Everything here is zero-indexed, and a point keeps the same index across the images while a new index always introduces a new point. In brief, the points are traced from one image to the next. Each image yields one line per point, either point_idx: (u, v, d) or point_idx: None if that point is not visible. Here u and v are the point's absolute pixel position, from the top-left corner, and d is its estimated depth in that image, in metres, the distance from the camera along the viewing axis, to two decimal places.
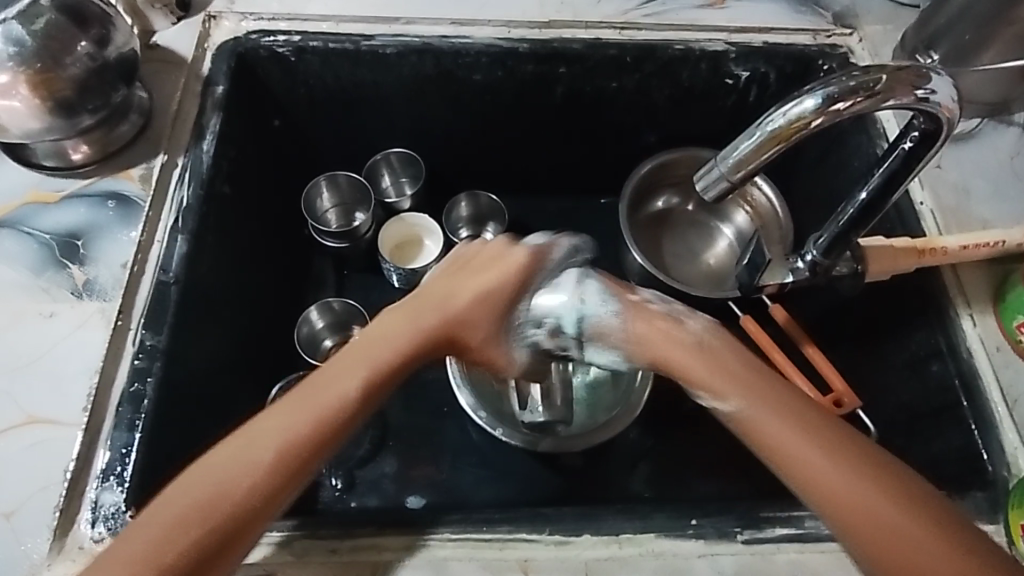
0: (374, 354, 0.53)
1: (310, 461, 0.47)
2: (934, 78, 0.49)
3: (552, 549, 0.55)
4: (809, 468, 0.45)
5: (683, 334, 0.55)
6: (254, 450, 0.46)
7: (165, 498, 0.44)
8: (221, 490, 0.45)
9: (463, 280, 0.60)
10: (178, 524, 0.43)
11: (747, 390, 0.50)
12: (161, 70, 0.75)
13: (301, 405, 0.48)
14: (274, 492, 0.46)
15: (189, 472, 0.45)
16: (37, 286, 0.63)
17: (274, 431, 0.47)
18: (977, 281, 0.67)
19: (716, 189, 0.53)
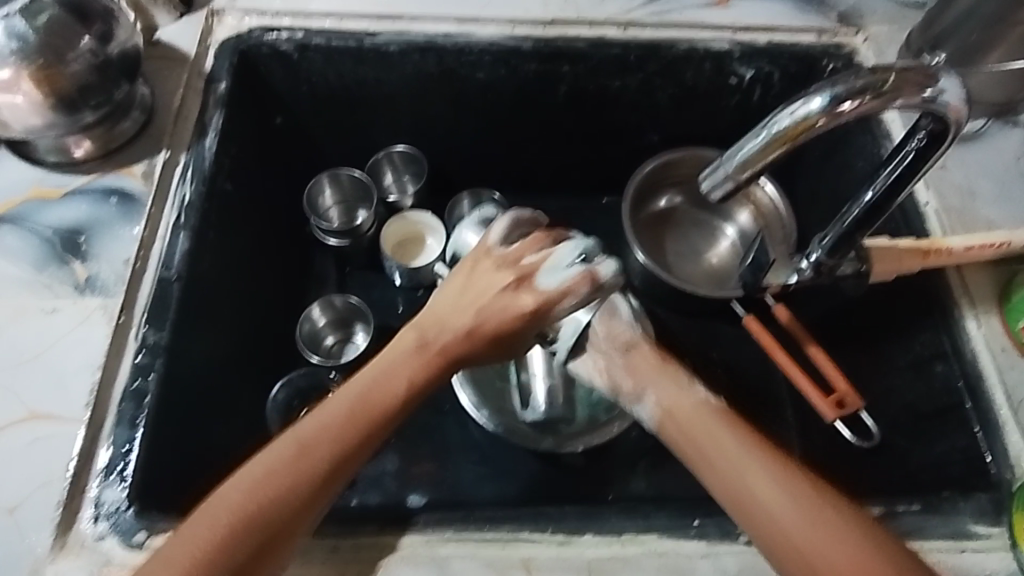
0: (397, 377, 0.56)
1: (341, 471, 0.52)
2: (941, 79, 0.49)
3: (555, 548, 0.55)
4: (754, 496, 0.50)
5: (643, 349, 0.59)
6: (286, 462, 0.51)
7: (213, 501, 0.49)
8: (257, 498, 0.49)
9: (474, 313, 0.58)
10: (225, 528, 0.48)
11: (708, 417, 0.54)
12: (164, 66, 0.75)
13: (332, 419, 0.53)
14: (312, 498, 0.50)
15: (233, 479, 0.50)
16: (38, 282, 0.63)
17: (310, 442, 0.52)
18: (982, 282, 0.67)
19: (722, 189, 0.52)
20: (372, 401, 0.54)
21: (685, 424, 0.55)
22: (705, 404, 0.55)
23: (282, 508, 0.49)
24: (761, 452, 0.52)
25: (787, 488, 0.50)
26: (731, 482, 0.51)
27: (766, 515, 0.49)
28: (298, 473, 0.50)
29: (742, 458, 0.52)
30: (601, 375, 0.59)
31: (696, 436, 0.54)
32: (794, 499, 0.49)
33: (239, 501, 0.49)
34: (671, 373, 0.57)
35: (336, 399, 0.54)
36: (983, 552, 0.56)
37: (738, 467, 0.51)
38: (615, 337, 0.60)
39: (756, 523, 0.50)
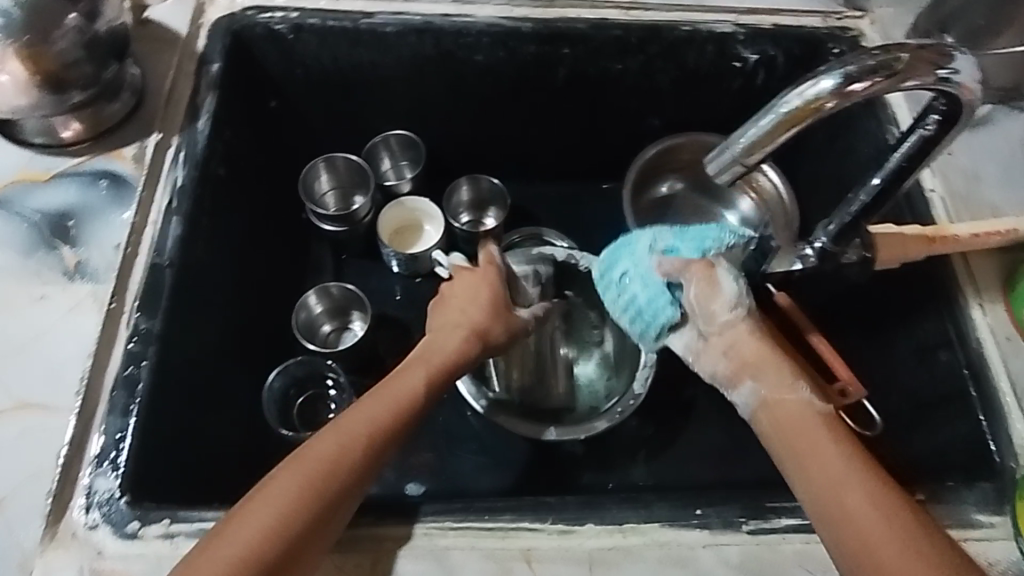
0: (419, 369, 0.57)
1: (387, 451, 0.52)
2: (956, 58, 0.47)
3: (555, 538, 0.54)
4: (840, 499, 0.46)
5: (746, 335, 0.55)
6: (338, 445, 0.50)
7: (257, 496, 0.48)
8: (311, 481, 0.48)
9: (461, 299, 0.64)
10: (272, 512, 0.47)
11: (813, 420, 0.51)
12: (154, 46, 0.73)
13: (367, 411, 0.53)
14: (354, 483, 0.50)
15: (277, 473, 0.49)
16: (27, 267, 0.61)
17: (346, 429, 0.51)
18: (988, 270, 0.66)
19: (729, 172, 0.51)
20: (400, 390, 0.55)
21: (784, 420, 0.51)
22: (814, 407, 0.52)
23: (335, 488, 0.49)
24: (863, 466, 0.48)
25: (881, 506, 0.46)
26: (826, 487, 0.47)
27: (850, 522, 0.46)
28: (349, 453, 0.50)
29: (842, 468, 0.48)
30: (705, 359, 0.57)
31: (793, 436, 0.50)
32: (884, 518, 0.45)
33: (286, 491, 0.48)
34: (778, 367, 0.54)
35: (368, 396, 0.54)
36: (987, 542, 0.55)
37: (835, 474, 0.47)
38: (711, 314, 0.56)
39: (836, 525, 0.46)
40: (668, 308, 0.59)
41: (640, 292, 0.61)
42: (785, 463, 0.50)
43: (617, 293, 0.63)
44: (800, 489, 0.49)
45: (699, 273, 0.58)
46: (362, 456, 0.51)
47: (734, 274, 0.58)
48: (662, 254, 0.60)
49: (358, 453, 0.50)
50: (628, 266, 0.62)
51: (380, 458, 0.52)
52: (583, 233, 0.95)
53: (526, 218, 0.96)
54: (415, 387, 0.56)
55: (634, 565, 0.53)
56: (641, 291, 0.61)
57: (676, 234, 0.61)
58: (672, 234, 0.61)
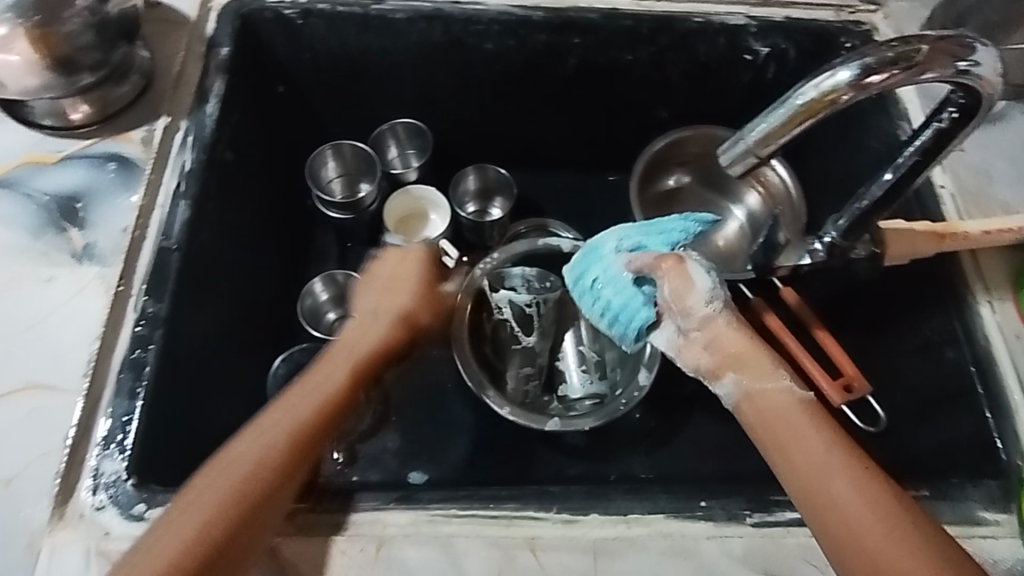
0: (342, 363, 0.59)
1: (318, 439, 0.53)
2: (977, 49, 0.47)
3: (559, 527, 0.54)
4: (827, 488, 0.46)
5: (725, 328, 0.55)
6: (267, 437, 0.51)
7: (184, 500, 0.48)
8: (247, 475, 0.49)
9: (389, 290, 0.66)
10: (207, 510, 0.47)
11: (796, 408, 0.50)
12: (162, 29, 0.73)
13: (290, 409, 0.54)
14: (285, 474, 0.51)
15: (203, 475, 0.49)
16: (35, 249, 0.61)
17: (268, 428, 0.52)
18: (996, 267, 0.66)
19: (742, 164, 0.51)
20: (326, 382, 0.57)
21: (768, 412, 0.51)
22: (794, 396, 0.51)
23: (271, 480, 0.50)
24: (846, 452, 0.48)
25: (865, 492, 0.45)
26: (808, 475, 0.47)
27: (835, 510, 0.45)
28: (280, 446, 0.51)
29: (825, 455, 0.47)
30: (686, 353, 0.56)
31: (777, 426, 0.50)
32: (869, 503, 0.45)
33: (215, 491, 0.48)
34: (759, 358, 0.53)
35: (291, 396, 0.55)
36: (991, 539, 0.56)
37: (817, 462, 0.47)
38: (687, 310, 0.55)
39: (823, 515, 0.46)
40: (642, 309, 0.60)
41: (612, 296, 0.61)
42: (769, 454, 0.50)
43: (591, 301, 0.64)
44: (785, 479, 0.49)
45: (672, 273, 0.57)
46: (292, 449, 0.51)
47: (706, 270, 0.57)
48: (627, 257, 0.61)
49: (286, 446, 0.51)
50: (598, 273, 0.63)
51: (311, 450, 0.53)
52: (589, 225, 0.94)
53: (532, 208, 0.95)
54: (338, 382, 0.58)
55: (637, 555, 0.53)
56: (613, 295, 0.61)
57: (639, 237, 0.63)
58: (635, 238, 0.63)
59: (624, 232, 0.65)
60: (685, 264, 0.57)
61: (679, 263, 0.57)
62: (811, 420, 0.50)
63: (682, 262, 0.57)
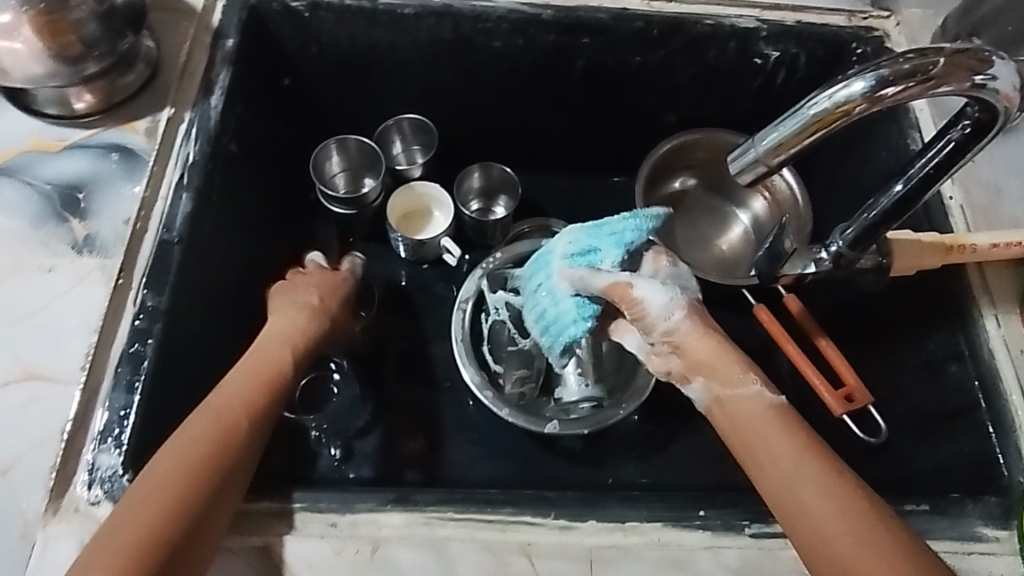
0: (273, 345, 0.62)
1: (262, 425, 0.55)
2: (995, 63, 0.46)
3: (555, 533, 0.54)
4: (799, 496, 0.47)
5: (688, 335, 0.55)
6: (211, 422, 0.52)
7: (139, 484, 0.48)
8: (198, 460, 0.50)
9: (313, 287, 0.70)
10: (164, 493, 0.47)
11: (766, 414, 0.51)
12: (169, 18, 0.72)
13: (233, 389, 0.55)
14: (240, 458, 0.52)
15: (157, 460, 0.49)
16: (36, 238, 0.61)
17: (212, 411, 0.53)
18: (1004, 281, 0.65)
19: (751, 173, 0.50)
20: (264, 368, 0.59)
21: (739, 417, 0.51)
22: (764, 400, 0.51)
23: (222, 464, 0.50)
24: (817, 458, 0.48)
25: (835, 499, 0.46)
26: (780, 483, 0.48)
27: (807, 517, 0.46)
28: (227, 431, 0.52)
29: (795, 462, 0.48)
30: (656, 362, 0.57)
31: (748, 433, 0.51)
32: (840, 510, 0.46)
33: (172, 473, 0.48)
34: (727, 362, 0.53)
35: (232, 377, 0.57)
36: (989, 557, 0.55)
37: (786, 470, 0.48)
38: (648, 327, 0.56)
39: (795, 522, 0.47)
40: (575, 321, 0.66)
41: (549, 305, 0.68)
42: (743, 460, 0.51)
43: (533, 303, 0.70)
44: (759, 485, 0.50)
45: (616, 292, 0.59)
46: (238, 432, 0.53)
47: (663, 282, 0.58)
48: (568, 267, 0.65)
49: (232, 430, 0.53)
50: (542, 280, 0.68)
51: (262, 429, 0.55)
52: None
53: (536, 208, 0.95)
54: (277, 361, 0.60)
55: (633, 564, 0.53)
56: (550, 305, 0.68)
57: (584, 243, 0.65)
58: (580, 244, 0.65)
59: (573, 235, 0.66)
60: (632, 286, 0.58)
61: (624, 286, 0.58)
62: (780, 426, 0.50)
63: (628, 286, 0.58)
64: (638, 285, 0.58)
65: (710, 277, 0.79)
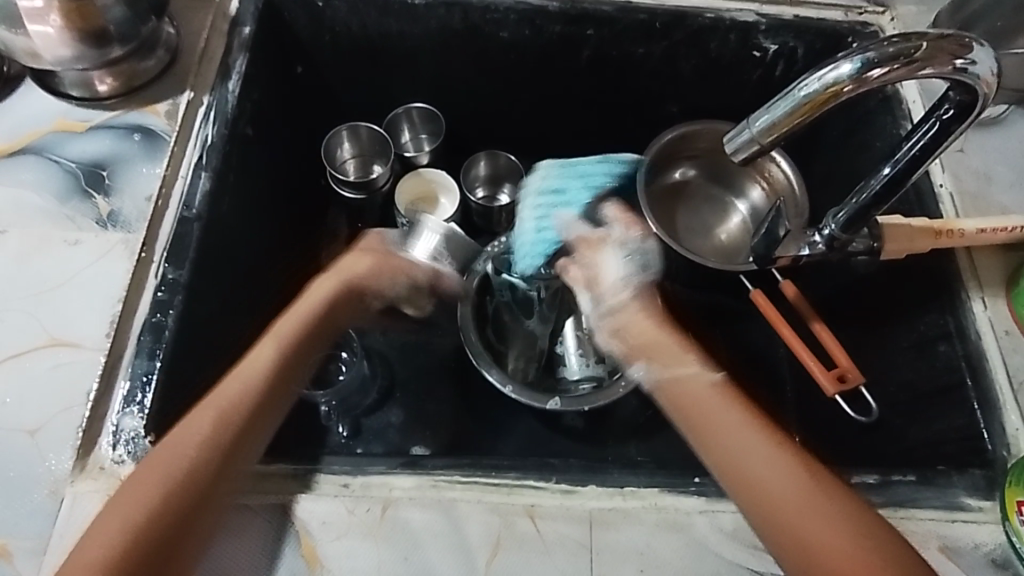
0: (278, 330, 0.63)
1: (256, 416, 0.56)
2: (975, 49, 0.49)
3: (558, 497, 0.56)
4: (752, 470, 0.51)
5: (642, 313, 0.60)
6: (199, 420, 0.53)
7: (129, 482, 0.50)
8: (187, 456, 0.51)
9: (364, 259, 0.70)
10: (146, 492, 0.49)
11: (712, 393, 0.56)
12: (189, 6, 0.75)
13: (242, 375, 0.57)
14: (233, 452, 0.53)
15: (155, 451, 0.52)
16: (62, 213, 0.63)
17: (209, 405, 0.54)
18: (992, 265, 0.68)
19: (745, 151, 0.52)
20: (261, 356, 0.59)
21: (686, 397, 0.56)
22: (706, 379, 0.56)
23: (211, 460, 0.52)
24: (765, 433, 0.53)
25: (784, 470, 0.51)
26: (731, 458, 0.52)
27: (760, 490, 0.51)
28: (225, 426, 0.54)
29: (743, 437, 0.53)
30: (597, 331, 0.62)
31: (698, 413, 0.55)
32: (789, 480, 0.50)
33: (165, 463, 0.51)
34: (673, 347, 0.58)
35: (254, 355, 0.60)
36: (974, 525, 0.58)
37: (737, 445, 0.52)
38: (599, 295, 0.62)
39: (750, 495, 0.51)
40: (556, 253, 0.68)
41: (529, 249, 0.69)
42: (692, 437, 0.55)
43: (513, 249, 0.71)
44: (710, 462, 0.54)
45: (583, 244, 0.64)
46: (230, 425, 0.54)
47: (627, 254, 0.63)
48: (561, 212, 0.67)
49: (228, 423, 0.54)
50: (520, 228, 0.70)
51: (264, 416, 0.56)
52: None
53: None
54: (269, 356, 0.60)
55: (632, 526, 0.56)
56: (531, 249, 0.69)
57: (557, 182, 0.68)
58: (553, 182, 0.68)
59: (546, 176, 0.69)
60: (599, 246, 0.63)
61: (588, 241, 0.64)
62: (726, 404, 0.55)
63: (595, 246, 0.63)
64: (607, 251, 0.63)
65: (710, 263, 0.82)
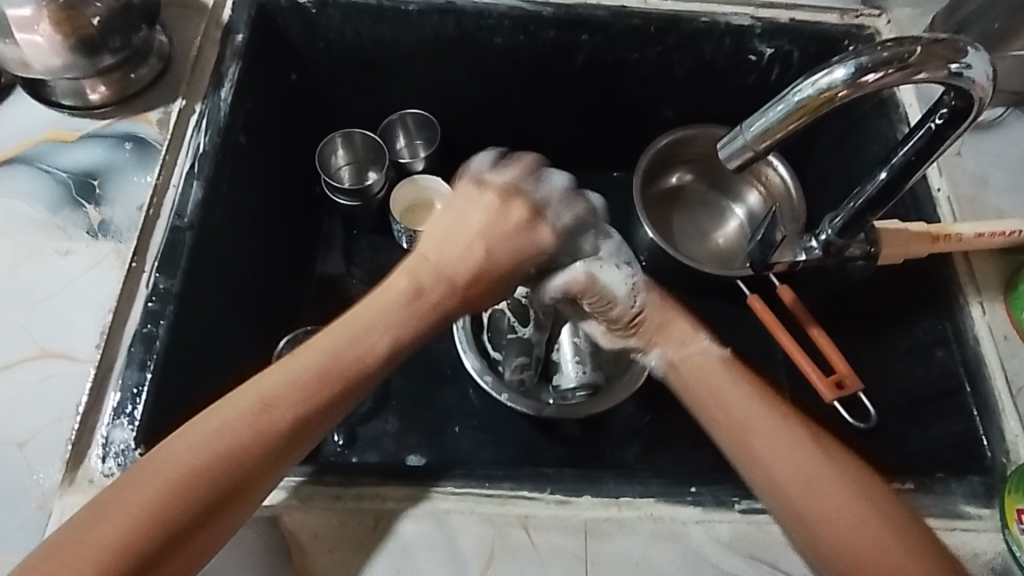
0: (362, 325, 0.54)
1: (313, 426, 0.50)
2: (969, 53, 0.49)
3: (552, 507, 0.56)
4: (817, 501, 0.49)
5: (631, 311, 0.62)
6: (262, 415, 0.48)
7: (158, 459, 0.46)
8: (228, 450, 0.47)
9: (489, 240, 0.59)
10: (174, 483, 0.45)
11: (772, 423, 0.52)
12: (181, 15, 0.75)
13: (308, 372, 0.50)
14: (271, 462, 0.48)
15: (205, 428, 0.47)
16: (53, 223, 0.63)
17: (270, 401, 0.49)
18: (989, 269, 0.67)
19: (739, 159, 0.53)
20: (340, 352, 0.52)
21: (740, 419, 0.53)
22: (770, 413, 0.53)
23: (251, 467, 0.47)
24: (828, 462, 0.50)
25: (852, 502, 0.48)
26: (795, 485, 0.50)
27: (826, 523, 0.48)
28: (268, 430, 0.48)
29: (802, 464, 0.50)
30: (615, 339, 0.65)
31: (759, 440, 0.52)
32: (858, 515, 0.48)
33: (213, 453, 0.46)
34: (675, 324, 0.60)
35: (331, 337, 0.53)
36: (974, 534, 0.57)
37: (801, 473, 0.50)
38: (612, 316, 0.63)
39: (810, 524, 0.49)
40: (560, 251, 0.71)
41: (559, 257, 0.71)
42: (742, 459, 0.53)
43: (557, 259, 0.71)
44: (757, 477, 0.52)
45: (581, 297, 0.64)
46: (288, 432, 0.49)
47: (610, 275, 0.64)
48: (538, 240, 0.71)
49: (284, 430, 0.49)
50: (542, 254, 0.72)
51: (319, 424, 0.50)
52: None
53: None
54: (359, 351, 0.53)
55: (628, 537, 0.55)
56: None
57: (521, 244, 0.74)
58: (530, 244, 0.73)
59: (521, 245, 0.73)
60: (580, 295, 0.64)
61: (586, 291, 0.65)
62: (787, 434, 0.52)
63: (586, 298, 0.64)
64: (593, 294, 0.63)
65: (707, 269, 0.82)
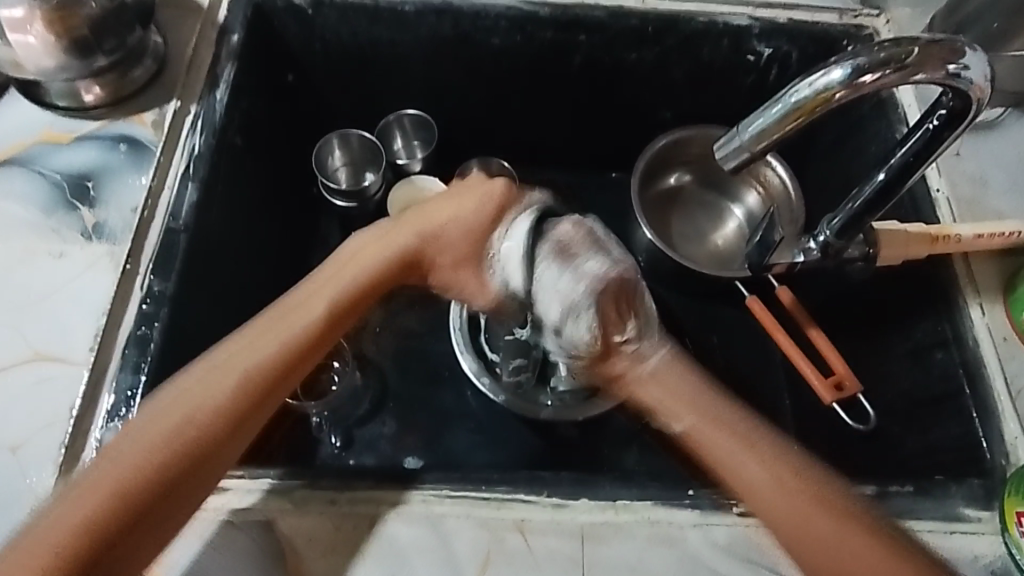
0: (314, 295, 0.56)
1: (271, 389, 0.52)
2: (966, 54, 0.49)
3: (549, 511, 0.55)
4: (792, 512, 0.50)
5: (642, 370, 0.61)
6: (220, 383, 0.50)
7: (122, 439, 0.47)
8: (187, 419, 0.49)
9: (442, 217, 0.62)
10: (138, 462, 0.46)
11: (742, 439, 0.54)
12: (177, 16, 0.74)
13: (262, 342, 0.53)
14: (233, 429, 0.50)
15: (166, 402, 0.49)
16: (47, 225, 0.63)
17: (228, 366, 0.51)
18: (989, 271, 0.67)
19: (736, 159, 0.52)
20: (295, 320, 0.54)
21: (713, 443, 0.54)
22: (745, 428, 0.55)
23: (213, 432, 0.49)
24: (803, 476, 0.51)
25: (827, 513, 0.49)
26: (773, 499, 0.51)
27: (806, 535, 0.49)
28: (226, 395, 0.50)
29: (779, 478, 0.51)
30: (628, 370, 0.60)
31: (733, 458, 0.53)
32: (836, 523, 0.49)
33: (173, 425, 0.48)
34: (679, 385, 0.59)
35: (285, 307, 0.55)
36: (972, 536, 0.57)
37: (777, 485, 0.51)
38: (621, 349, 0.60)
39: (792, 537, 0.50)
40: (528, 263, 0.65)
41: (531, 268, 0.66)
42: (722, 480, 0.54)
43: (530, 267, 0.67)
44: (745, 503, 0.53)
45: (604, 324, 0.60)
46: (245, 393, 0.50)
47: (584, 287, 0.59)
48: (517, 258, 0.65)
49: (240, 391, 0.50)
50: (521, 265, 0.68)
51: (277, 388, 0.52)
52: None
53: None
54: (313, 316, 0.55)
55: (625, 541, 0.55)
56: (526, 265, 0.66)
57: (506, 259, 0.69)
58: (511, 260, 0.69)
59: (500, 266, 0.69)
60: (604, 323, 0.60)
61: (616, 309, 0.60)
62: (760, 448, 0.53)
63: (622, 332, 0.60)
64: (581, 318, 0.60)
65: (705, 270, 0.82)
